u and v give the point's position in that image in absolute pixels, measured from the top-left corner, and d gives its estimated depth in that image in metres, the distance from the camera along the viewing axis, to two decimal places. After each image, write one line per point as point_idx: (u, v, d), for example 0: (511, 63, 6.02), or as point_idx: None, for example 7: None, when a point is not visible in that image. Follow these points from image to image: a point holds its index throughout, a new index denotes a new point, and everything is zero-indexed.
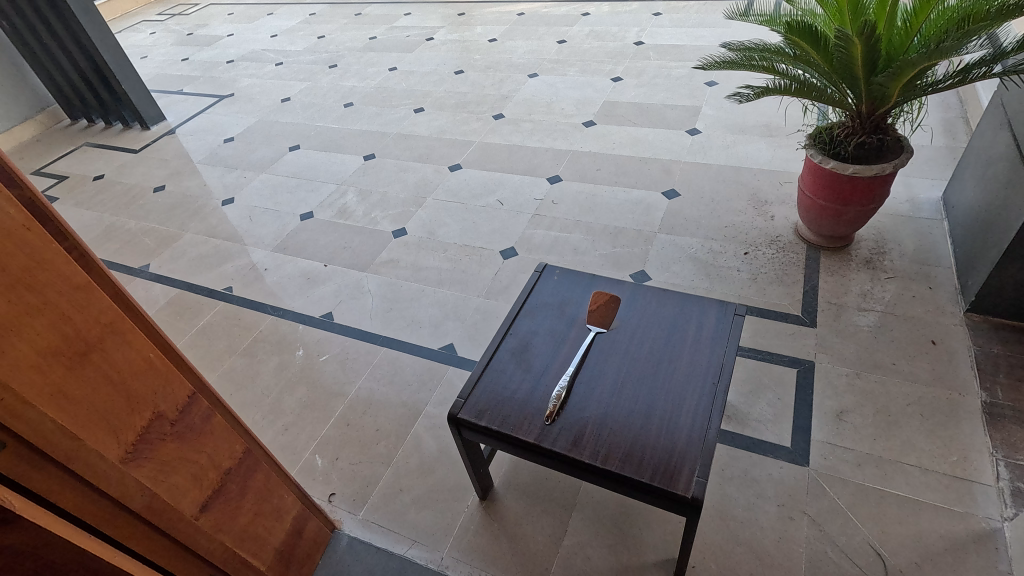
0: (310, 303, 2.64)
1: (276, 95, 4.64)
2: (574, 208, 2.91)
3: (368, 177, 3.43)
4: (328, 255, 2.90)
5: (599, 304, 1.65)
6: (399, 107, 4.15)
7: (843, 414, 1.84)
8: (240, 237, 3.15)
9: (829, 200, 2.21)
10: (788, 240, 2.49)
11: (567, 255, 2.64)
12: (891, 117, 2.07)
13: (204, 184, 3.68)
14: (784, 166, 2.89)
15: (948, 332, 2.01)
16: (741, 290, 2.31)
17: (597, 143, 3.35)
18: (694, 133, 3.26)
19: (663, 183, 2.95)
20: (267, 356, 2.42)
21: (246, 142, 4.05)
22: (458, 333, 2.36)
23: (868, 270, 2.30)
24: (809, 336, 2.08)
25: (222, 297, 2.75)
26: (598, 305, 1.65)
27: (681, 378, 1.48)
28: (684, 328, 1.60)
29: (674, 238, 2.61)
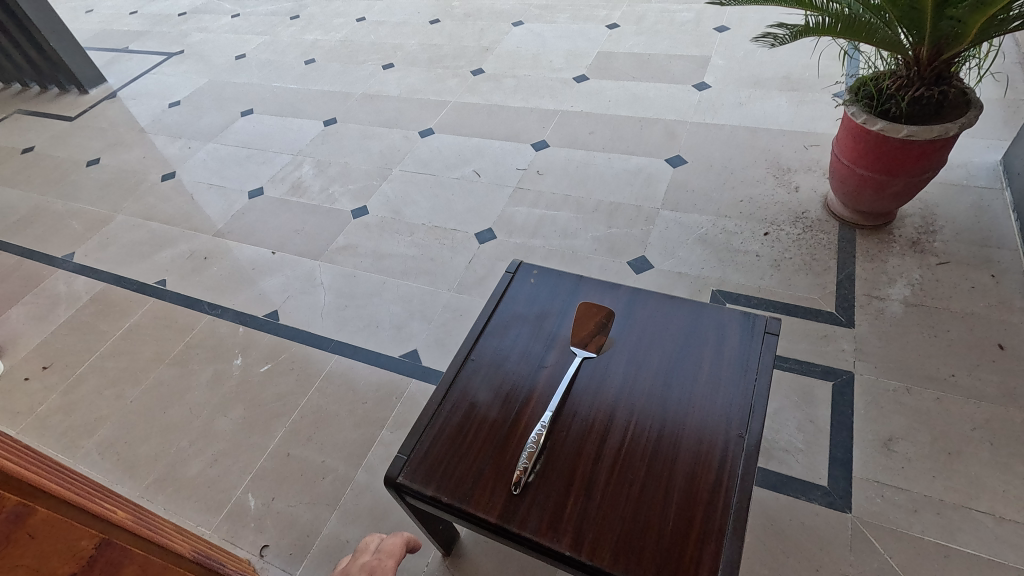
0: (254, 298, 2.26)
1: (230, 52, 4.13)
2: (562, 180, 2.49)
3: (328, 146, 2.99)
4: (278, 240, 2.50)
5: (585, 319, 1.26)
6: (366, 63, 3.65)
7: (890, 442, 1.48)
8: (179, 219, 2.73)
9: (873, 169, 1.79)
10: (816, 217, 2.09)
11: (554, 238, 2.24)
12: (958, 66, 1.63)
13: (145, 156, 3.22)
14: (809, 126, 2.45)
15: (1017, 334, 1.63)
16: (761, 281, 1.92)
17: (590, 102, 2.89)
18: (702, 88, 2.80)
19: (667, 148, 2.52)
20: (200, 365, 2.05)
21: (193, 106, 3.57)
22: (423, 336, 1.99)
23: (914, 253, 1.90)
24: (845, 340, 1.71)
25: (154, 293, 2.36)
26: (584, 319, 1.26)
27: (695, 424, 1.09)
28: (698, 351, 1.21)
29: (679, 216, 2.21)
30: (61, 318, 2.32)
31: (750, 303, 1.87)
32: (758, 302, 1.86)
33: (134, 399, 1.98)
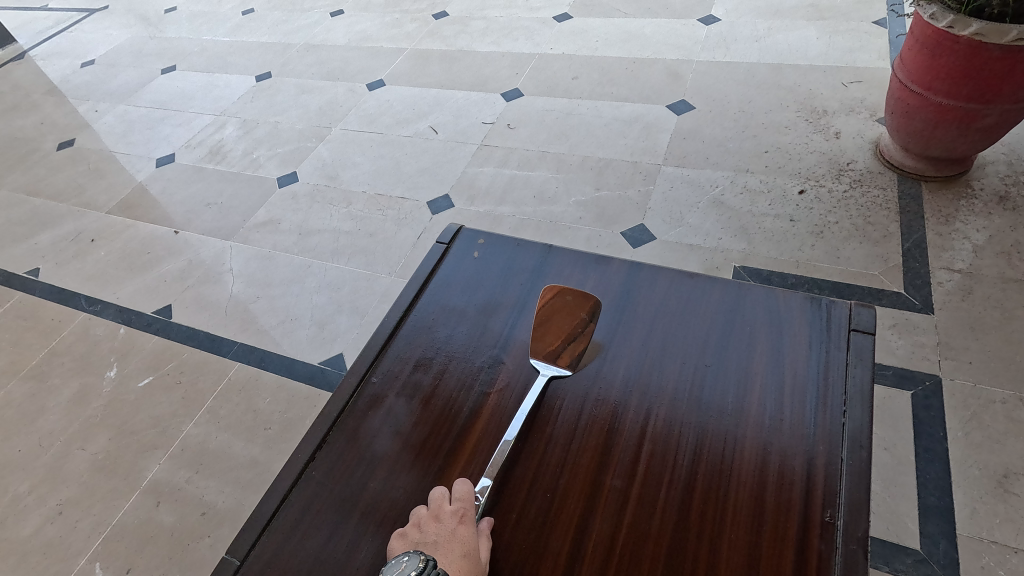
0: (145, 290, 1.76)
1: (160, 5, 3.57)
2: (538, 133, 1.99)
3: (258, 104, 2.47)
4: (185, 216, 1.99)
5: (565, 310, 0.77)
6: (312, 10, 3.11)
7: (1004, 480, 1.02)
8: (70, 193, 2.21)
9: (959, 93, 1.30)
10: (865, 168, 1.60)
11: (526, 204, 1.75)
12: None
13: (43, 121, 2.69)
14: (847, 60, 1.96)
15: None
16: (799, 254, 1.44)
17: (573, 43, 2.37)
18: (710, 22, 2.29)
19: (668, 93, 2.02)
20: (61, 381, 1.55)
21: (109, 65, 3.03)
22: (353, 336, 1.51)
23: (1002, 211, 1.42)
24: (922, 330, 1.24)
25: (22, 285, 1.86)
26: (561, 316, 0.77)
27: (746, 494, 0.60)
28: (740, 359, 0.72)
29: (687, 173, 1.72)
30: None
31: (786, 283, 1.39)
32: (796, 281, 1.39)
33: None
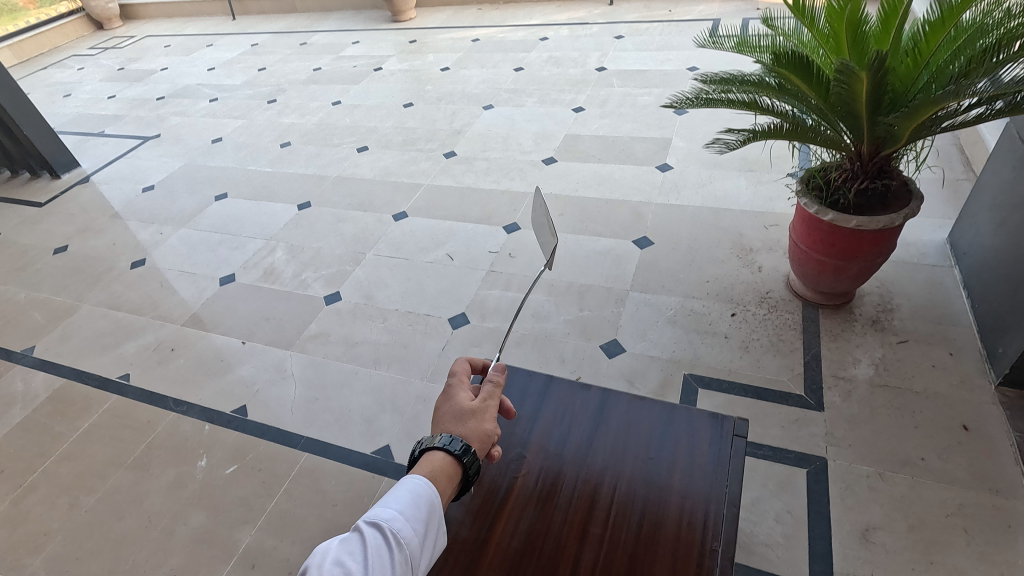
0: (222, 392, 2.20)
1: (207, 135, 4.20)
2: (533, 261, 2.53)
3: (301, 231, 3.01)
4: (249, 329, 2.46)
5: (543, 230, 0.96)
6: (341, 146, 3.74)
7: (868, 534, 1.47)
8: (146, 308, 2.67)
9: (830, 255, 1.86)
10: (780, 296, 2.15)
11: (526, 321, 2.25)
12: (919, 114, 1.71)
13: (114, 242, 3.19)
14: (767, 207, 2.57)
15: (981, 414, 1.67)
16: (731, 363, 1.95)
17: (558, 184, 2.99)
18: (665, 170, 2.93)
19: (634, 229, 2.60)
20: (160, 469, 1.95)
21: (167, 191, 3.58)
22: (395, 431, 1.94)
23: (875, 332, 1.96)
24: (816, 423, 1.72)
25: (116, 389, 2.28)
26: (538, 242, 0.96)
27: (671, 536, 1.07)
28: (671, 454, 1.20)
29: (649, 298, 2.25)
30: (14, 420, 2.22)
31: (722, 386, 1.88)
32: (729, 385, 1.88)
33: (87, 510, 1.87)
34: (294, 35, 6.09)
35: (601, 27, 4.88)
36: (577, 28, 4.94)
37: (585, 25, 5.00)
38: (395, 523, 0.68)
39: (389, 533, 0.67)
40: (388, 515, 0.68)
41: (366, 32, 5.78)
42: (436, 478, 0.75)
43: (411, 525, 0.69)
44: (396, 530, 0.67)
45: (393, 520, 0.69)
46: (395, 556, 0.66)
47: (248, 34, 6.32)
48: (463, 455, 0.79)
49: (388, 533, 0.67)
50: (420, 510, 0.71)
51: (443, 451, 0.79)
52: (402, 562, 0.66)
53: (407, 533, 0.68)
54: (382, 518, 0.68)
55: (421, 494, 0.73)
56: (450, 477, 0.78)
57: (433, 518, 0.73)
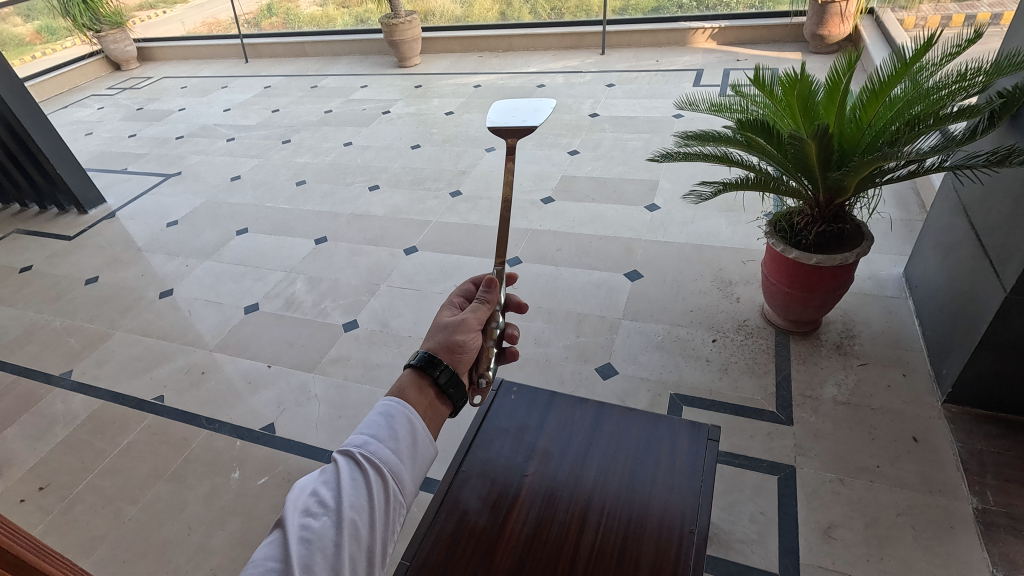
0: (252, 412, 2.40)
1: (225, 173, 4.48)
2: (534, 292, 2.78)
3: (319, 264, 3.26)
4: (274, 354, 2.68)
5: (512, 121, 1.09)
6: (354, 185, 4.03)
7: (830, 531, 1.69)
8: (176, 334, 2.89)
9: (795, 287, 2.12)
10: (756, 324, 2.40)
11: (529, 346, 2.49)
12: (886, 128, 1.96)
13: (142, 273, 3.42)
14: (745, 244, 2.85)
15: (929, 427, 1.91)
16: (712, 384, 2.19)
17: (556, 221, 3.27)
18: (653, 209, 3.22)
19: (625, 263, 2.87)
20: (197, 481, 2.15)
21: (190, 225, 3.84)
22: None
23: (839, 356, 2.21)
24: (787, 436, 1.96)
25: (152, 409, 2.48)
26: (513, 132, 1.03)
27: (655, 522, 1.30)
28: (655, 456, 1.44)
29: (640, 325, 2.50)
30: (57, 438, 2.41)
31: (704, 404, 2.12)
32: (710, 403, 2.12)
33: (131, 517, 2.05)
34: (305, 78, 6.47)
35: (593, 75, 5.26)
36: (571, 76, 5.32)
37: (579, 73, 5.39)
38: (367, 447, 0.73)
39: (361, 456, 0.71)
40: (358, 441, 0.73)
41: (373, 76, 6.16)
42: (402, 394, 0.80)
43: (384, 445, 0.74)
44: (367, 452, 0.72)
45: (367, 443, 0.73)
46: (372, 474, 0.70)
47: (261, 76, 6.69)
48: (428, 367, 0.83)
49: (359, 456, 0.71)
50: (394, 430, 0.75)
51: (413, 367, 0.83)
52: (381, 478, 0.71)
53: (381, 450, 0.73)
54: (354, 445, 0.73)
55: (393, 411, 0.77)
56: (421, 388, 0.82)
57: (411, 430, 0.76)
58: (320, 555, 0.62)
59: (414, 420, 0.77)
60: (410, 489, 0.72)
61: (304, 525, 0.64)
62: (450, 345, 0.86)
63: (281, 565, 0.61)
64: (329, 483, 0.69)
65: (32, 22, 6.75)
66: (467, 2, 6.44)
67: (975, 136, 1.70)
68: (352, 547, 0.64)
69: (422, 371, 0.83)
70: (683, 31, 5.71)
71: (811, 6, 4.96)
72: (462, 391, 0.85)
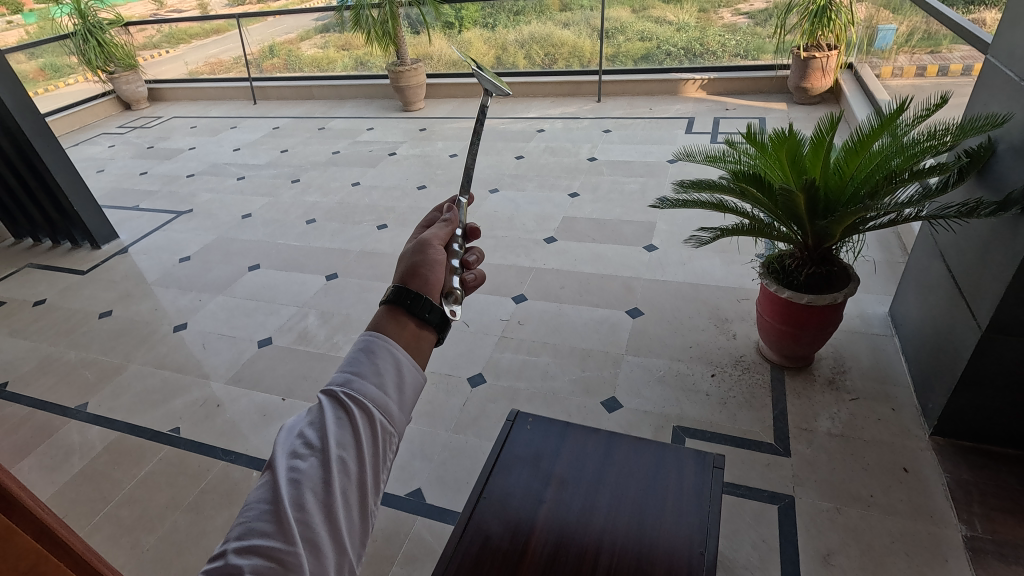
0: (267, 443, 2.47)
1: (236, 211, 4.62)
2: (539, 328, 2.90)
3: (330, 299, 3.37)
4: (287, 387, 2.76)
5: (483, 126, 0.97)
6: (362, 223, 4.18)
7: (829, 557, 1.77)
8: (191, 367, 2.97)
9: (788, 325, 2.26)
10: (752, 360, 2.53)
11: (536, 380, 2.59)
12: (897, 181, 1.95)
13: (156, 307, 3.51)
14: (739, 283, 3.01)
15: (917, 458, 2.02)
16: (713, 417, 2.30)
17: (559, 260, 3.42)
18: (651, 250, 3.39)
19: (626, 301, 3.01)
20: (214, 511, 2.20)
21: (202, 261, 3.95)
22: (425, 475, 2.22)
23: (831, 390, 2.34)
24: (784, 467, 2.06)
25: (168, 440, 2.54)
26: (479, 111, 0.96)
27: (667, 545, 1.39)
28: (664, 484, 1.53)
29: (641, 360, 2.62)
30: (74, 468, 2.46)
31: (705, 436, 2.22)
32: (711, 435, 2.22)
33: (149, 547, 2.09)
34: (312, 119, 6.71)
35: (590, 121, 5.54)
36: (570, 121, 5.59)
37: (576, 119, 5.66)
38: (350, 385, 0.63)
39: (343, 394, 0.62)
40: (339, 379, 0.63)
41: (378, 119, 6.41)
42: (379, 327, 0.68)
43: (368, 381, 0.64)
44: (350, 390, 0.62)
45: (351, 380, 0.63)
46: (356, 411, 0.61)
47: (269, 117, 6.94)
48: (400, 298, 0.71)
49: (340, 396, 0.62)
50: (376, 363, 0.65)
51: (387, 302, 0.72)
52: (365, 413, 0.62)
53: (364, 386, 0.63)
54: (335, 383, 0.63)
55: (373, 345, 0.67)
56: (396, 321, 0.70)
57: (395, 362, 0.66)
58: (311, 495, 0.56)
59: (397, 352, 0.67)
60: (400, 420, 0.63)
61: (290, 468, 0.57)
62: (413, 274, 0.77)
63: (272, 509, 0.55)
64: (314, 424, 0.61)
65: (36, 59, 7.14)
66: (465, 48, 6.73)
67: (946, 189, 1.89)
68: (343, 484, 0.58)
69: (394, 304, 0.72)
70: (674, 82, 6.04)
71: (793, 60, 5.29)
72: (444, 316, 0.73)
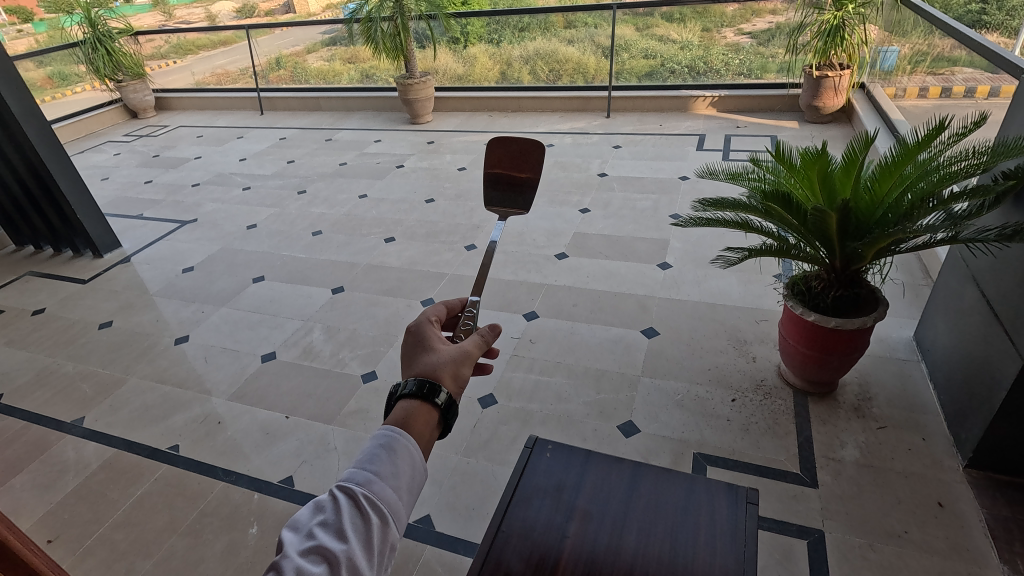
0: (269, 463, 2.37)
1: (241, 221, 4.56)
2: (552, 347, 2.82)
3: (337, 313, 3.29)
4: (291, 404, 2.67)
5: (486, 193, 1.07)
6: (369, 236, 4.12)
7: None
8: (191, 382, 2.88)
9: (813, 349, 2.18)
10: (773, 384, 2.45)
11: (550, 402, 2.50)
12: (930, 202, 1.89)
13: (157, 318, 3.43)
14: (757, 304, 2.93)
15: (952, 492, 1.93)
16: (735, 444, 2.20)
17: (571, 277, 3.35)
18: (665, 268, 3.32)
19: (641, 320, 2.93)
20: (213, 536, 2.10)
21: (206, 272, 3.87)
22: (435, 501, 2.13)
23: (858, 418, 2.25)
24: (812, 499, 1.96)
25: (167, 459, 2.45)
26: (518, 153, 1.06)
27: None
28: (695, 519, 1.44)
29: (659, 383, 2.53)
30: (68, 487, 2.37)
31: (728, 464, 2.13)
32: (734, 463, 2.13)
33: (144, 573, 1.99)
34: (319, 131, 6.69)
35: (600, 136, 5.51)
36: (579, 137, 5.56)
37: (586, 134, 5.63)
38: (370, 486, 0.65)
39: (362, 496, 0.64)
40: (360, 478, 0.65)
41: (386, 132, 6.39)
42: (399, 424, 0.71)
43: (386, 484, 0.66)
44: (370, 492, 0.64)
45: (370, 481, 0.65)
46: (373, 518, 0.63)
47: (275, 128, 6.92)
48: (424, 395, 0.74)
49: (361, 496, 0.64)
50: (396, 466, 0.67)
51: (407, 397, 0.74)
52: (381, 521, 0.64)
53: (384, 489, 0.65)
54: (355, 482, 0.65)
55: (397, 444, 0.69)
56: (426, 420, 0.72)
57: (413, 468, 0.68)
58: None
59: (414, 453, 0.69)
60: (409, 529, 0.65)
61: (301, 568, 0.57)
62: (458, 376, 0.78)
63: None
64: (330, 523, 0.62)
65: (44, 67, 7.16)
66: (470, 62, 6.74)
67: (982, 212, 1.83)
68: None
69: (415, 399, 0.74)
70: (684, 99, 6.03)
71: (805, 79, 5.27)
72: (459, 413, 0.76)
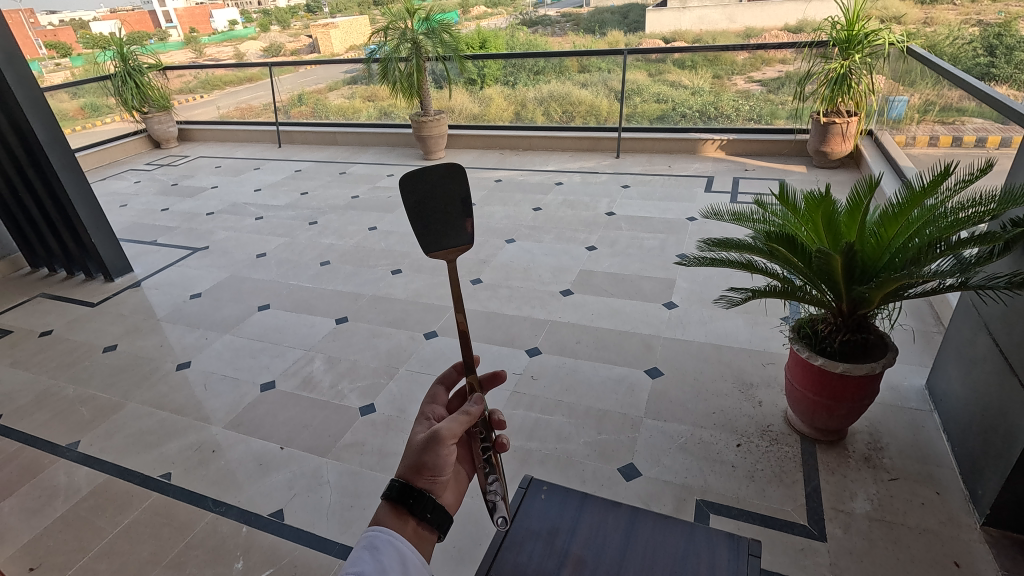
0: (260, 495, 2.32)
1: (252, 250, 4.61)
2: (554, 384, 2.77)
3: (339, 343, 3.28)
4: (287, 435, 2.63)
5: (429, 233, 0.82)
6: (377, 267, 4.14)
7: None
8: (189, 409, 2.85)
9: (821, 395, 2.12)
10: (780, 431, 2.37)
11: (550, 441, 2.44)
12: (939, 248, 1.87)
13: (161, 343, 3.44)
14: (765, 347, 2.88)
15: (970, 552, 1.83)
16: (739, 491, 2.13)
17: (575, 314, 3.32)
18: (671, 307, 3.30)
19: (645, 360, 2.88)
20: (197, 569, 2.04)
21: (213, 299, 3.90)
22: None
23: (868, 468, 2.16)
24: (820, 554, 1.87)
25: (157, 487, 2.40)
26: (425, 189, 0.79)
27: None
28: (694, 570, 1.37)
29: (661, 425, 2.47)
30: (56, 512, 2.32)
31: (731, 513, 2.04)
32: (738, 512, 2.05)
33: None
34: (334, 164, 6.82)
35: (609, 176, 5.57)
36: (589, 176, 5.63)
37: (595, 173, 5.69)
38: None
39: None
40: None
41: (400, 167, 6.51)
42: (382, 523, 0.79)
43: None
44: None
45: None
46: None
47: (292, 161, 7.08)
48: (403, 497, 0.80)
49: None
50: (381, 562, 0.74)
51: (388, 497, 0.81)
52: None
53: None
54: None
55: (379, 542, 0.76)
56: (401, 517, 0.80)
57: (401, 557, 0.76)
58: None
59: (401, 546, 0.77)
60: None
61: None
62: (430, 474, 0.82)
63: None
64: None
65: (78, 98, 7.45)
66: (485, 103, 6.90)
67: (991, 259, 1.80)
68: None
69: (397, 500, 0.81)
70: (694, 141, 6.11)
71: (813, 125, 5.33)
72: (444, 514, 0.81)
